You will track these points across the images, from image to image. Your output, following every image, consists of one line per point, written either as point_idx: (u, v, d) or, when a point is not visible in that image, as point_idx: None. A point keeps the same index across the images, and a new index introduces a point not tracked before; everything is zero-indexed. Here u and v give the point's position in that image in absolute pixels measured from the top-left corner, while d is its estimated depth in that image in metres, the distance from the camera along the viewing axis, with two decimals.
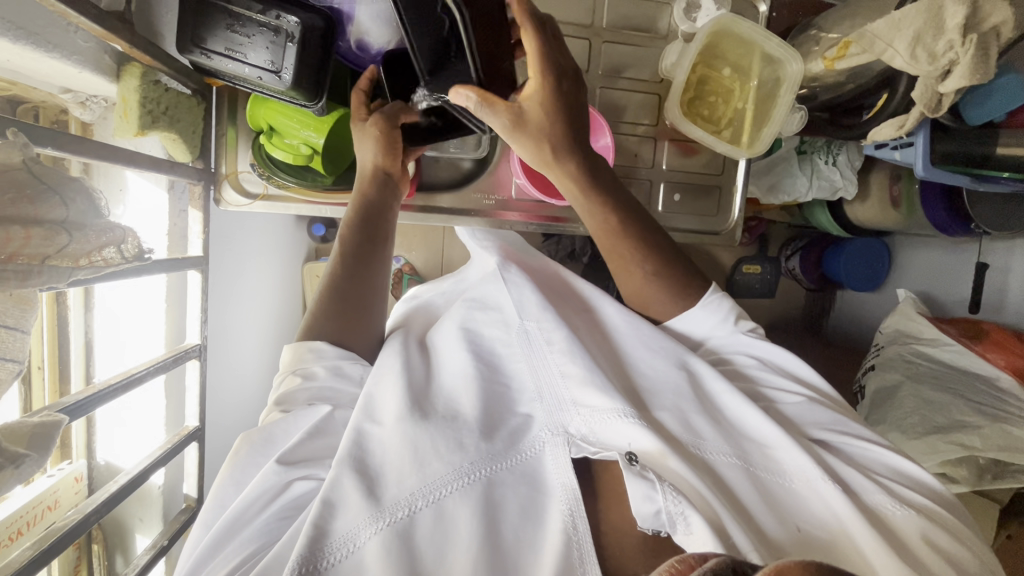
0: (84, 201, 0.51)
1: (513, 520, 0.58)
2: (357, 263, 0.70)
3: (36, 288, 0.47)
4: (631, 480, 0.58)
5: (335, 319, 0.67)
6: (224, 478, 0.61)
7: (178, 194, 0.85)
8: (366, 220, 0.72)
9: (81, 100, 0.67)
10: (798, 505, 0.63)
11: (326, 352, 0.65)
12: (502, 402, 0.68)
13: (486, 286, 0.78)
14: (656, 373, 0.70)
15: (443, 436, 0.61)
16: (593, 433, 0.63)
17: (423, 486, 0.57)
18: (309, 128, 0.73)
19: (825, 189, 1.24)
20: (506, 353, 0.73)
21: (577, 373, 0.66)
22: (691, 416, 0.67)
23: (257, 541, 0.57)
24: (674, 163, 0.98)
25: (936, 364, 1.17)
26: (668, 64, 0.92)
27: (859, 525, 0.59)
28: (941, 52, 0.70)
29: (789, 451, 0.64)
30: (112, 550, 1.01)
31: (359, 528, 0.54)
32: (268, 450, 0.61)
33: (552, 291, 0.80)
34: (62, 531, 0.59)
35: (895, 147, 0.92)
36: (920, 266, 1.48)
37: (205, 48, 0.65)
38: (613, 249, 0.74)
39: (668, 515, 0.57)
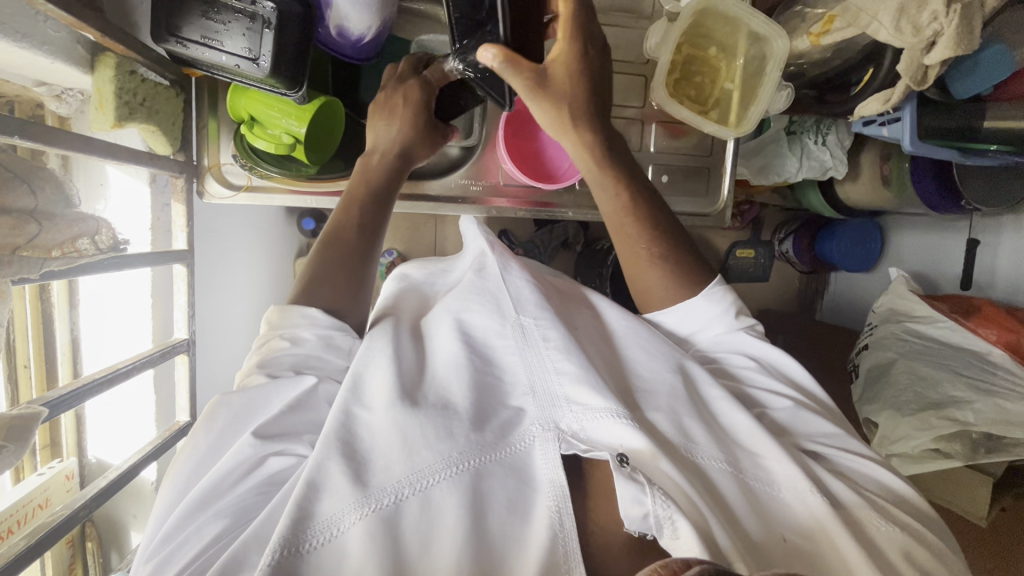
0: (54, 189, 0.50)
1: (500, 512, 0.59)
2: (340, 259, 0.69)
3: (7, 280, 0.46)
4: (620, 483, 0.58)
5: (327, 291, 0.67)
6: (196, 442, 0.60)
7: (161, 187, 0.83)
8: (357, 229, 0.72)
9: (56, 93, 0.66)
10: (778, 507, 0.63)
11: (317, 320, 0.65)
12: (492, 394, 0.67)
13: (483, 279, 0.77)
14: (648, 373, 0.71)
15: (432, 425, 0.61)
16: (583, 430, 0.63)
17: (411, 474, 0.57)
18: (290, 116, 0.72)
19: (815, 169, 1.23)
20: (498, 342, 0.71)
21: (571, 370, 0.66)
22: (686, 420, 0.66)
23: (228, 519, 0.56)
24: (661, 145, 0.98)
25: (926, 341, 1.17)
26: (652, 44, 0.90)
27: (838, 525, 0.60)
28: (924, 23, 0.69)
29: (775, 458, 0.64)
30: (107, 547, 1.01)
31: (343, 513, 0.55)
32: (243, 422, 0.60)
33: (552, 291, 0.80)
34: (48, 529, 0.59)
35: (883, 123, 0.91)
36: (910, 246, 1.49)
37: (180, 37, 0.64)
38: (620, 225, 0.75)
39: (656, 518, 0.57)
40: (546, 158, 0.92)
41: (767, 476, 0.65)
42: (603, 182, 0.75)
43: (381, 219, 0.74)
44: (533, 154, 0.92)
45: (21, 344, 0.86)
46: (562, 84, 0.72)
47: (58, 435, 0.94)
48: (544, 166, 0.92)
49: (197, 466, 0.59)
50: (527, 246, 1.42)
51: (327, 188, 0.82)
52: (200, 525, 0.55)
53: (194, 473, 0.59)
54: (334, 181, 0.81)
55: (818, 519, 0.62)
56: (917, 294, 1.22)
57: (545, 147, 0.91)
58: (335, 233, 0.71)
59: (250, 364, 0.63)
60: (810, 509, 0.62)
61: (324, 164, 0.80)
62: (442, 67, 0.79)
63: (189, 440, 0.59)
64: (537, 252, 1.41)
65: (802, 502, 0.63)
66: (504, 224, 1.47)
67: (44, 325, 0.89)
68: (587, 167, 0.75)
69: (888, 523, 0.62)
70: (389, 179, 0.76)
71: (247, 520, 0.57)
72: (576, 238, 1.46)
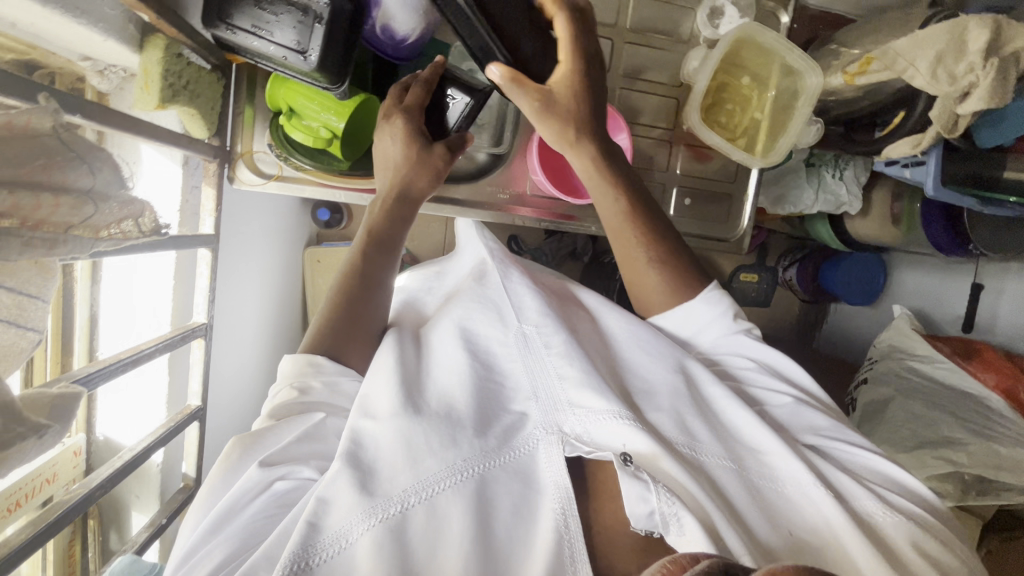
0: (111, 171, 0.48)
1: (506, 520, 0.59)
2: (349, 308, 0.72)
3: (57, 258, 0.44)
4: (625, 481, 0.59)
5: (337, 337, 0.70)
6: (214, 480, 0.61)
7: (193, 170, 0.81)
8: (366, 273, 0.74)
9: (99, 69, 0.66)
10: (788, 507, 0.64)
11: (325, 368, 0.67)
12: (495, 400, 0.68)
13: (486, 287, 0.78)
14: (650, 375, 0.72)
15: (437, 433, 0.61)
16: (587, 433, 0.63)
17: (416, 483, 0.57)
18: (330, 111, 0.73)
19: (831, 203, 1.25)
20: (501, 351, 0.72)
21: (574, 374, 0.67)
22: (688, 418, 0.67)
23: (240, 539, 0.55)
24: (687, 168, 0.99)
25: (925, 379, 1.19)
26: (693, 67, 0.91)
27: (848, 530, 0.60)
28: (960, 74, 0.71)
29: (779, 455, 0.65)
30: (107, 526, 0.96)
31: (352, 526, 0.54)
32: (257, 451, 0.61)
33: (552, 294, 0.82)
34: (50, 520, 0.57)
35: (906, 165, 0.92)
36: (913, 285, 1.50)
37: (230, 24, 0.64)
38: (628, 247, 0.78)
39: (661, 515, 0.58)
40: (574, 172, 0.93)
41: (770, 472, 0.65)
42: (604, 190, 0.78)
43: (390, 261, 0.76)
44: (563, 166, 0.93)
45: None
46: (566, 103, 0.75)
47: None
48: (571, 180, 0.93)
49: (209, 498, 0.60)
50: (536, 254, 1.44)
51: (357, 185, 0.83)
52: (210, 549, 0.54)
53: (209, 507, 0.60)
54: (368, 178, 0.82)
55: (830, 525, 0.62)
56: (918, 333, 1.25)
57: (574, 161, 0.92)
58: (342, 289, 0.73)
59: (265, 411, 0.65)
60: (820, 514, 0.62)
61: (356, 160, 0.82)
62: (417, 90, 0.78)
63: (207, 477, 0.60)
64: (544, 260, 1.43)
65: (811, 502, 0.63)
66: (513, 230, 1.48)
67: None
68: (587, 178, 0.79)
69: None
70: (396, 217, 0.78)
71: (259, 541, 0.56)
72: (584, 250, 1.47)
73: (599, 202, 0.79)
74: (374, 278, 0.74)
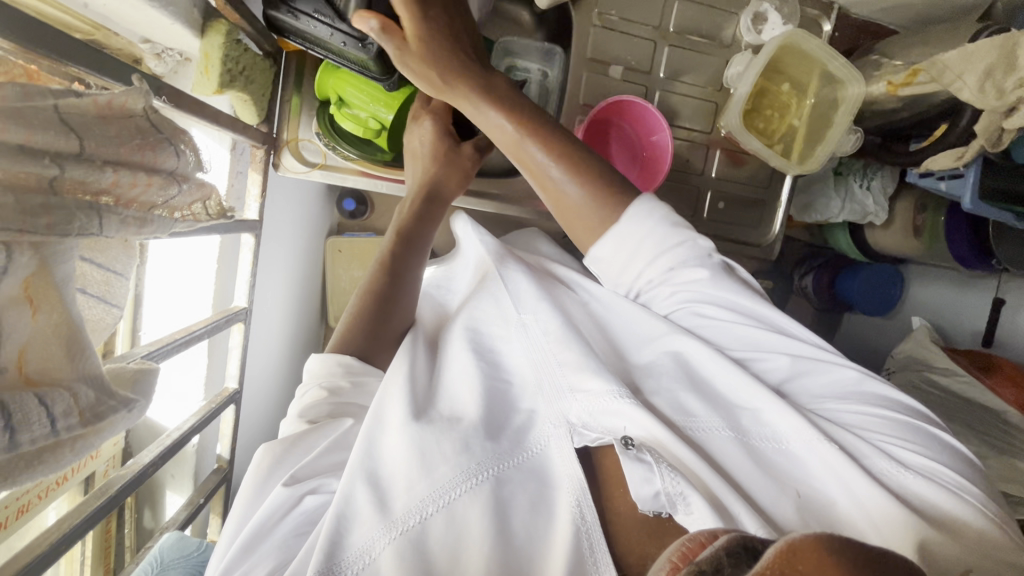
0: (192, 154, 0.49)
1: (522, 515, 0.58)
2: (377, 308, 0.73)
3: (141, 236, 0.45)
4: (628, 464, 0.57)
5: (364, 333, 0.72)
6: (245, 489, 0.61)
7: (240, 154, 0.80)
8: (392, 274, 0.75)
9: (157, 52, 0.66)
10: (805, 485, 0.58)
11: (353, 366, 0.69)
12: (503, 400, 0.68)
13: (492, 291, 0.80)
14: (647, 355, 0.69)
15: (449, 438, 0.61)
16: (592, 419, 0.62)
17: (432, 490, 0.57)
18: (380, 102, 0.75)
19: (857, 213, 1.25)
20: (506, 349, 0.74)
21: (572, 359, 0.67)
22: (684, 396, 0.63)
23: (277, 557, 0.56)
24: (723, 172, 0.99)
25: (945, 392, 1.20)
26: (734, 72, 0.92)
27: (898, 521, 0.52)
28: (1008, 89, 0.71)
29: (785, 419, 0.59)
30: (142, 503, 0.98)
31: (373, 541, 0.56)
32: (288, 461, 0.62)
33: (541, 278, 0.82)
34: (97, 505, 0.58)
35: (941, 178, 0.93)
36: (931, 297, 1.50)
37: (291, 6, 0.63)
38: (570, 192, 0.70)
39: (667, 496, 0.55)
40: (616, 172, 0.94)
41: (784, 446, 0.60)
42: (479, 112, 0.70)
43: (417, 259, 0.77)
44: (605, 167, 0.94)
45: None
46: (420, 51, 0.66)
47: None
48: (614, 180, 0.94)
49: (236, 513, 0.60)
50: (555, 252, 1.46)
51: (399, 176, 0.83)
52: (250, 565, 0.55)
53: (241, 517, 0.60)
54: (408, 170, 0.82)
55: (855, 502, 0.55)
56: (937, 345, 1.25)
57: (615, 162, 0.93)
58: (370, 289, 0.74)
59: (297, 411, 0.66)
60: (840, 488, 0.56)
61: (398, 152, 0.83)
62: (446, 91, 0.79)
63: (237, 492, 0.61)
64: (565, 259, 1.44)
65: (835, 480, 0.56)
66: (534, 227, 1.49)
67: None
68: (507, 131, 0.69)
69: None
70: (423, 216, 0.78)
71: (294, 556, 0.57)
72: None
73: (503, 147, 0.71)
74: (397, 271, 0.76)
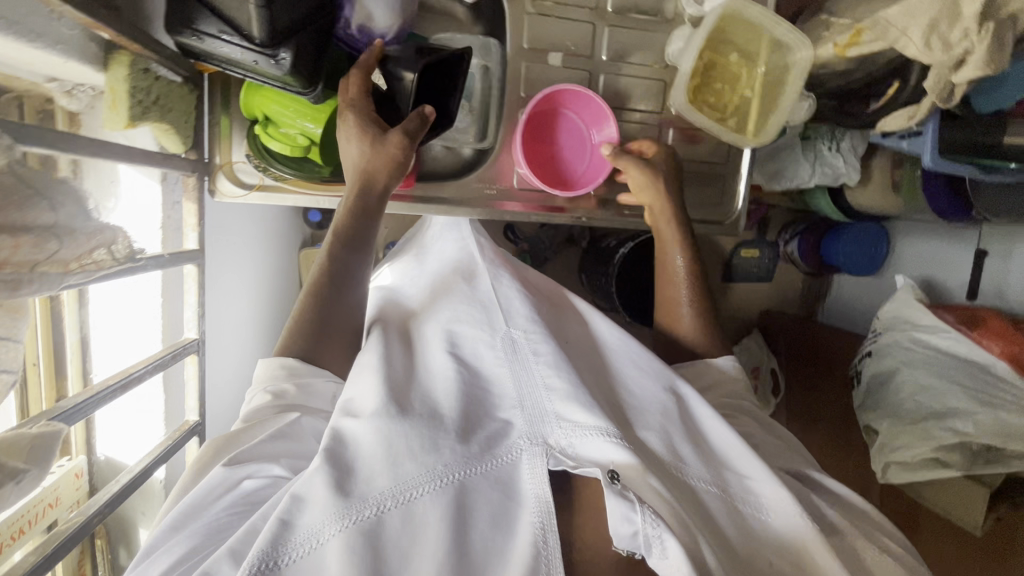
0: (74, 204, 0.51)
1: (482, 528, 0.58)
2: (322, 308, 0.70)
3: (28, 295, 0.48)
4: (610, 499, 0.58)
5: (311, 340, 0.69)
6: (188, 477, 0.62)
7: (172, 186, 0.79)
8: (335, 275, 0.71)
9: (67, 89, 0.64)
10: (763, 526, 0.64)
11: (299, 370, 0.67)
12: (480, 407, 0.68)
13: (477, 292, 0.81)
14: (641, 392, 0.72)
15: (419, 435, 0.61)
16: (571, 446, 0.63)
17: (394, 486, 0.57)
18: (307, 117, 0.72)
19: (829, 176, 1.22)
20: (488, 358, 0.73)
21: (561, 387, 0.67)
22: (677, 440, 0.67)
23: (200, 536, 0.57)
24: (678, 150, 0.97)
25: (931, 350, 1.16)
26: (676, 49, 0.90)
27: (822, 545, 0.61)
28: (954, 41, 0.68)
29: (764, 481, 0.66)
30: (115, 543, 0.94)
31: (322, 527, 0.54)
32: (228, 450, 0.63)
33: (541, 300, 0.85)
34: (43, 554, 0.56)
35: (903, 136, 0.90)
36: (915, 253, 1.47)
37: (196, 29, 0.61)
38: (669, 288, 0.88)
39: (644, 536, 0.57)
40: (562, 164, 0.92)
41: (755, 497, 0.66)
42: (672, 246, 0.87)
43: (362, 264, 0.74)
44: (548, 158, 0.92)
45: None
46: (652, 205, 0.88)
47: None
48: (559, 173, 0.92)
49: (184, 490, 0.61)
50: (533, 241, 1.44)
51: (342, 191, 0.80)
52: (170, 545, 0.56)
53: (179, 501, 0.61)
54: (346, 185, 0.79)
55: (802, 539, 0.63)
56: (924, 304, 1.22)
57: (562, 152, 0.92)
58: (313, 290, 0.70)
59: (241, 415, 0.66)
60: (794, 530, 0.63)
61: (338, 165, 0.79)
62: (357, 78, 0.71)
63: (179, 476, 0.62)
64: (542, 249, 1.42)
65: (786, 520, 0.64)
66: (509, 220, 1.47)
67: None
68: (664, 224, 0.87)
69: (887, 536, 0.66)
70: (360, 218, 0.72)
71: (220, 537, 0.57)
72: (582, 235, 1.46)
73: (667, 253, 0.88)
74: (342, 279, 0.72)
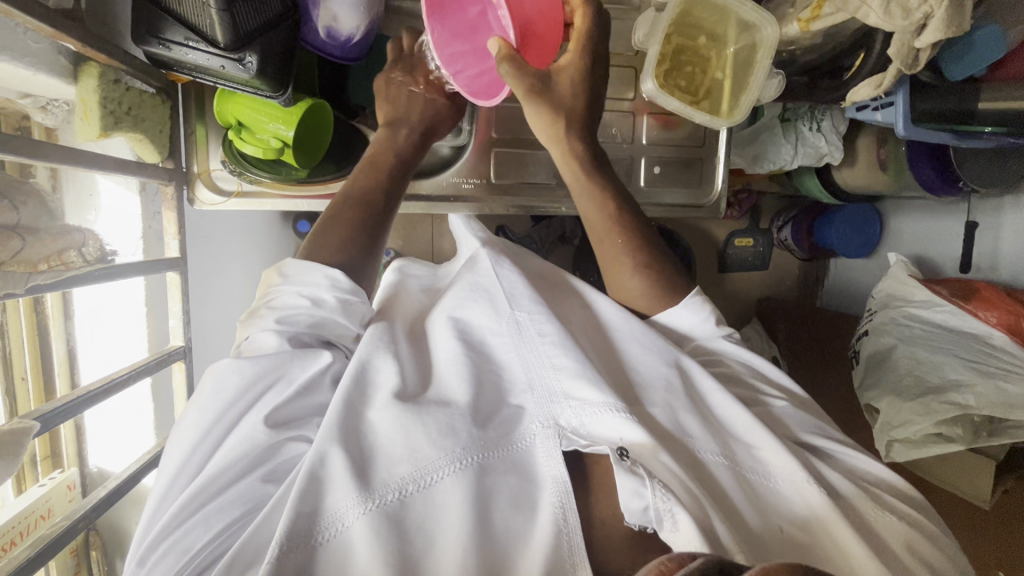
0: (36, 205, 0.55)
1: (504, 508, 0.58)
2: (356, 220, 0.67)
3: None
4: (621, 475, 0.58)
5: (347, 251, 0.65)
6: (196, 426, 0.57)
7: (151, 196, 0.81)
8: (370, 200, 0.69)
9: (41, 105, 0.66)
10: (776, 499, 0.64)
11: (339, 283, 0.62)
12: (492, 390, 0.67)
13: (477, 275, 0.74)
14: (645, 369, 0.69)
15: (435, 422, 0.60)
16: (583, 426, 0.62)
17: (415, 471, 0.57)
18: (278, 120, 0.72)
19: (811, 156, 1.21)
20: (494, 339, 0.70)
21: (569, 366, 0.65)
22: (683, 415, 0.66)
23: (241, 506, 0.57)
24: (653, 137, 0.98)
25: (924, 325, 1.15)
26: (641, 36, 0.90)
27: (835, 516, 0.61)
28: (914, 6, 0.68)
29: (772, 450, 0.65)
30: (111, 556, 0.98)
31: (347, 510, 0.55)
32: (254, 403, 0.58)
33: (540, 282, 0.79)
34: (24, 558, 0.56)
35: (876, 108, 0.90)
36: (908, 230, 1.46)
37: (163, 38, 0.62)
38: (605, 241, 0.75)
39: (655, 511, 0.57)
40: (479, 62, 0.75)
41: (764, 468, 0.65)
42: (587, 191, 0.74)
43: (395, 195, 0.72)
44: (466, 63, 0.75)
45: (19, 360, 0.85)
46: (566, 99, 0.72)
47: (59, 446, 0.91)
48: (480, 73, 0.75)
49: (204, 415, 0.57)
50: (524, 242, 1.44)
51: (317, 192, 0.82)
52: (207, 516, 0.55)
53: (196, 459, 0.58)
54: (326, 183, 0.81)
55: (815, 513, 0.62)
56: (915, 278, 1.21)
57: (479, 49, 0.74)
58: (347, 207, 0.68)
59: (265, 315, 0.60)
60: (807, 502, 0.63)
61: (314, 167, 0.80)
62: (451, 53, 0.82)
63: (187, 424, 0.57)
64: (534, 247, 1.43)
65: (800, 493, 0.63)
66: (500, 221, 1.48)
67: (41, 334, 0.87)
68: (569, 169, 0.74)
69: (883, 513, 0.64)
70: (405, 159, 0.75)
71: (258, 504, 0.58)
72: (574, 232, 1.47)
73: (585, 200, 0.74)
74: (392, 200, 0.72)
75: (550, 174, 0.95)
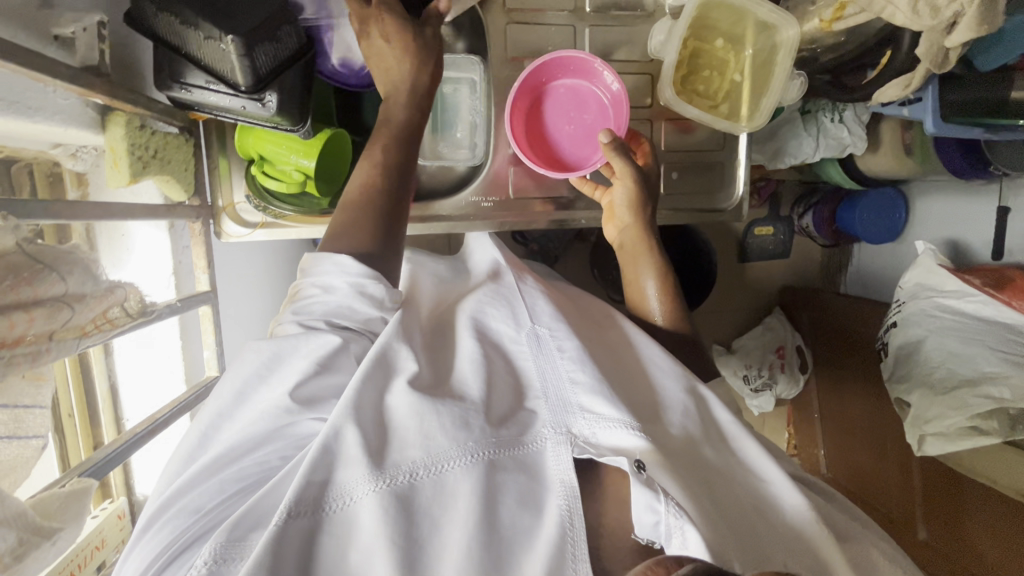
0: (80, 273, 0.55)
1: (511, 506, 0.55)
2: (382, 196, 0.67)
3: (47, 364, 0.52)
4: (637, 488, 0.56)
5: (357, 233, 0.64)
6: (226, 389, 0.58)
7: (180, 232, 0.84)
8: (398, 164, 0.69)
9: (71, 153, 0.68)
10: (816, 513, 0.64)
11: (348, 267, 0.61)
12: (507, 391, 0.66)
13: (502, 290, 0.78)
14: (661, 389, 0.70)
15: (449, 411, 0.59)
16: (595, 436, 0.61)
17: (428, 454, 0.56)
18: (299, 153, 0.72)
19: (833, 148, 1.18)
20: (512, 348, 0.71)
21: (586, 381, 0.65)
22: (696, 441, 0.67)
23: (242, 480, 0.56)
24: (671, 143, 0.96)
25: (959, 317, 1.10)
26: (659, 41, 0.90)
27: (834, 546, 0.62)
28: (942, 4, 0.66)
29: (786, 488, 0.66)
30: None
31: (357, 485, 0.53)
32: (275, 381, 0.57)
33: (573, 310, 0.81)
34: None
35: (903, 104, 0.88)
36: (937, 213, 1.40)
37: (183, 83, 0.64)
38: (641, 301, 0.86)
39: (666, 527, 0.55)
40: (543, 145, 0.89)
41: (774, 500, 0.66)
42: (642, 263, 0.85)
43: (407, 176, 0.70)
44: (533, 139, 0.89)
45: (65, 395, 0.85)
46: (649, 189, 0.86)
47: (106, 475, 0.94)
48: (545, 151, 0.90)
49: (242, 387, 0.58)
50: (541, 241, 1.43)
51: None
52: (218, 485, 0.56)
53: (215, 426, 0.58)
54: None
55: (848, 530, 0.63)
56: (945, 268, 1.16)
57: (539, 134, 0.89)
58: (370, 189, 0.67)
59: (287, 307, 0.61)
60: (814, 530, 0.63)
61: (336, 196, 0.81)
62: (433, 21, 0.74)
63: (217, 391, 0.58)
64: (552, 245, 1.43)
65: None
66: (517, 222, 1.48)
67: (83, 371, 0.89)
68: (639, 250, 0.86)
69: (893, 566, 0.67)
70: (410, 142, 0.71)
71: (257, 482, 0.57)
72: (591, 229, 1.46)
73: (634, 268, 0.86)
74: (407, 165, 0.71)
75: (568, 185, 0.95)
